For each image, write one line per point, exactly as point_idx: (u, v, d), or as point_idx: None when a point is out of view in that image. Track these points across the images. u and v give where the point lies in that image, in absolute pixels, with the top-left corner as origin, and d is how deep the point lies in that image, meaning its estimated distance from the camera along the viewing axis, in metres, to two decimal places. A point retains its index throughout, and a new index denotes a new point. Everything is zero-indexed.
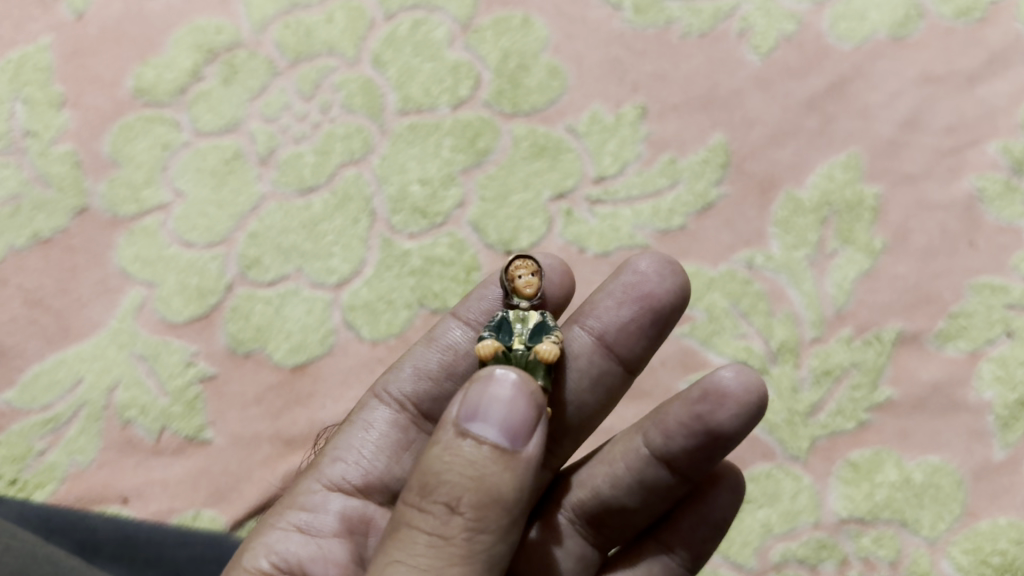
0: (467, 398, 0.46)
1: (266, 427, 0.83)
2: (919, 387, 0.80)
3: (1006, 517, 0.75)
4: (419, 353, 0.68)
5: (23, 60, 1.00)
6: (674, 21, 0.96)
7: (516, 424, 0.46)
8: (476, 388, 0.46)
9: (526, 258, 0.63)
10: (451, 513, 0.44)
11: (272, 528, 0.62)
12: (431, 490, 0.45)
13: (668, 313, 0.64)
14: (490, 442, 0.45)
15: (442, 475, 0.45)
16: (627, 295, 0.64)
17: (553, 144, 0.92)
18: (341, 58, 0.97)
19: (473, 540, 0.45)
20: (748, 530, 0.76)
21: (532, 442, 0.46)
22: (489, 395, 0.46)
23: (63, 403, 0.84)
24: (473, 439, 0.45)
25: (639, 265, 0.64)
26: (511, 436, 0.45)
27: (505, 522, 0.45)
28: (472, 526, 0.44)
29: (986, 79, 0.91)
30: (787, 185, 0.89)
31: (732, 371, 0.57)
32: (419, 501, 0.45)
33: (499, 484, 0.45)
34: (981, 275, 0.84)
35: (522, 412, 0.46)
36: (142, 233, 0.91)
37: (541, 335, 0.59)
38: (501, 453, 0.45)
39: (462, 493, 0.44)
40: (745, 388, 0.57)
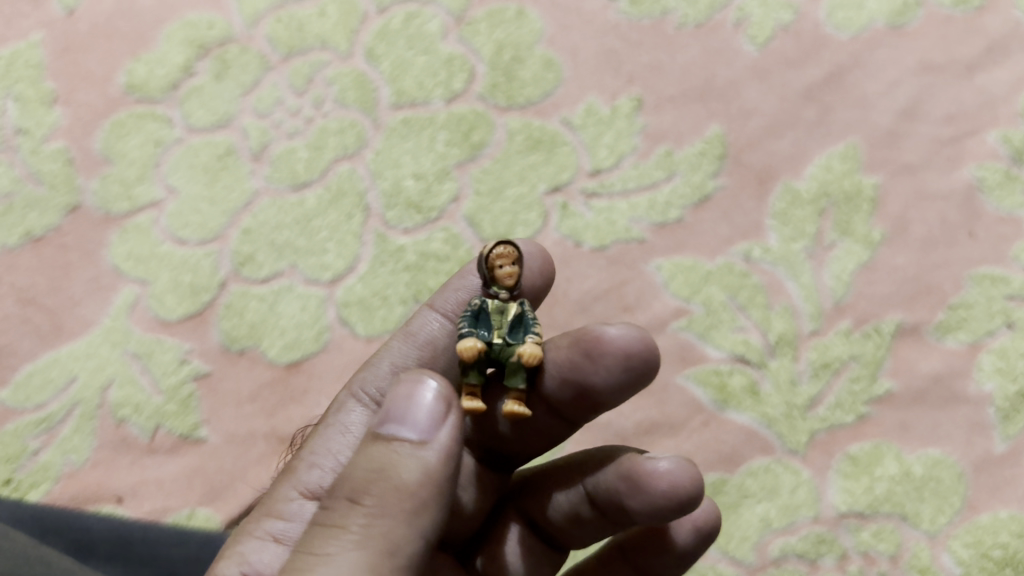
0: (382, 402, 0.46)
1: (260, 425, 0.82)
2: (918, 380, 0.79)
3: (1007, 510, 0.75)
4: (397, 349, 0.67)
5: (14, 57, 0.99)
6: (669, 11, 0.95)
7: (422, 414, 0.45)
8: (389, 391, 0.47)
9: (505, 244, 0.59)
10: (352, 503, 0.43)
11: (248, 537, 0.59)
12: (334, 486, 0.44)
13: (627, 387, 0.59)
14: (397, 434, 0.44)
15: (348, 472, 0.45)
16: (583, 360, 0.58)
17: (548, 137, 0.91)
18: (334, 52, 0.96)
19: (371, 527, 0.42)
20: (746, 525, 0.76)
21: (440, 429, 0.44)
22: (399, 392, 0.46)
23: (56, 403, 0.83)
24: (381, 436, 0.45)
25: (607, 332, 0.58)
26: (416, 425, 0.44)
27: (411, 509, 0.43)
28: (370, 511, 0.43)
29: (985, 67, 0.90)
30: (785, 176, 0.88)
31: (669, 461, 0.57)
32: (329, 499, 0.44)
33: (403, 471, 0.43)
34: (981, 266, 0.83)
35: (431, 402, 0.45)
36: (135, 230, 0.90)
37: (521, 330, 0.56)
38: (405, 443, 0.44)
39: (361, 483, 0.43)
40: (676, 481, 0.56)
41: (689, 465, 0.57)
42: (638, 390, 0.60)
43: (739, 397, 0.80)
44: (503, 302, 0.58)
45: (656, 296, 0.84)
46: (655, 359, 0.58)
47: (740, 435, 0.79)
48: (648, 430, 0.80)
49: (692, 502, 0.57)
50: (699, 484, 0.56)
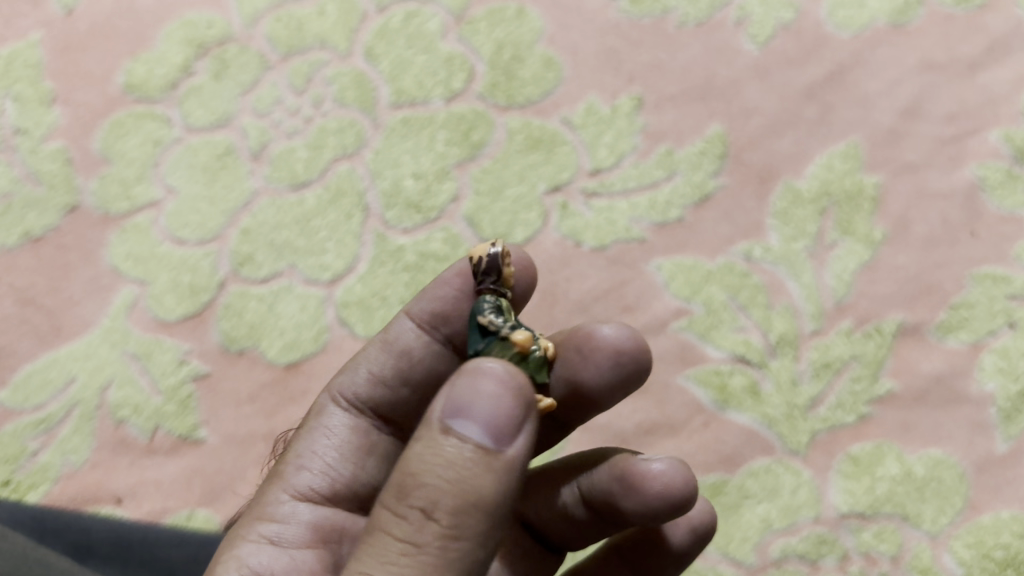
0: (455, 396, 0.43)
1: (259, 426, 0.82)
2: (920, 380, 0.79)
3: (1009, 511, 0.74)
4: (378, 352, 0.64)
5: (13, 56, 0.99)
6: (669, 10, 0.95)
7: (501, 423, 0.42)
8: (462, 383, 0.43)
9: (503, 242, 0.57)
10: (425, 518, 0.42)
11: (243, 540, 0.58)
12: (408, 494, 0.42)
13: (621, 386, 0.59)
14: (476, 445, 0.42)
15: (421, 478, 0.42)
16: (575, 357, 0.59)
17: (548, 137, 0.91)
18: (333, 51, 0.95)
19: (447, 547, 0.41)
20: (747, 526, 0.76)
21: (519, 441, 0.42)
22: (473, 391, 0.43)
23: (55, 403, 0.83)
24: (456, 441, 0.42)
25: (600, 330, 0.58)
26: (496, 436, 0.42)
27: (488, 527, 0.42)
28: (449, 532, 0.41)
29: (987, 66, 0.90)
30: (785, 175, 0.87)
31: (663, 462, 0.57)
32: (396, 505, 0.42)
33: (479, 487, 0.41)
34: (982, 266, 0.83)
35: (511, 410, 0.42)
36: (134, 231, 0.90)
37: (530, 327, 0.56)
38: (486, 456, 0.42)
39: (438, 499, 0.41)
40: (670, 482, 0.57)
41: (683, 466, 0.57)
42: (630, 390, 0.60)
43: (740, 397, 0.79)
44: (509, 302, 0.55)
45: (656, 296, 0.84)
46: (647, 358, 0.59)
47: (740, 436, 0.78)
48: (648, 430, 0.79)
49: (686, 504, 0.57)
50: (693, 485, 0.57)
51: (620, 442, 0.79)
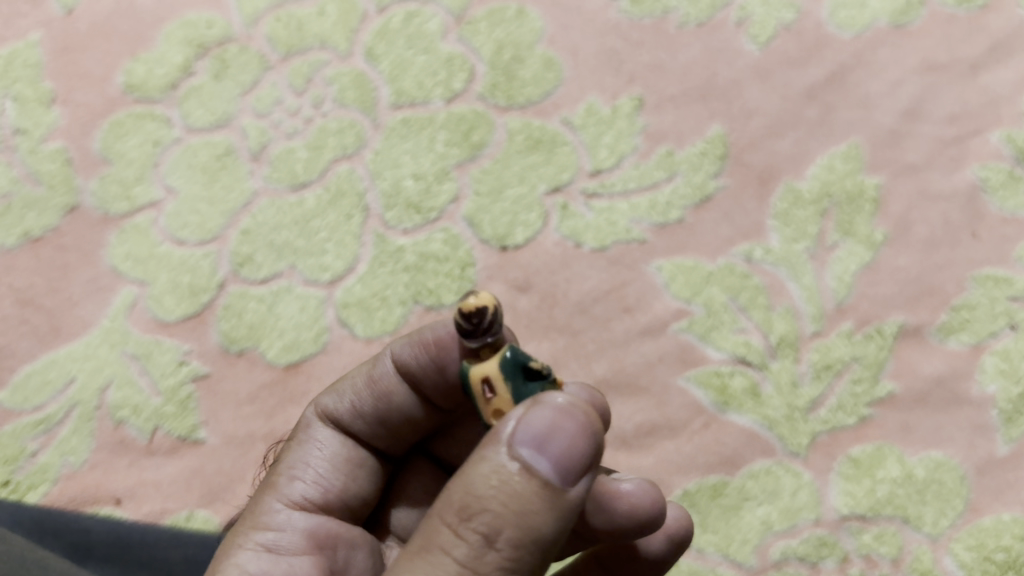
0: (532, 426, 0.43)
1: (259, 427, 0.82)
2: (921, 382, 0.79)
3: (1010, 513, 0.74)
4: (363, 375, 0.64)
5: (12, 56, 0.99)
6: (670, 10, 0.95)
7: (572, 463, 0.43)
8: (538, 415, 0.44)
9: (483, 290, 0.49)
10: (486, 546, 0.42)
11: (240, 549, 0.57)
12: (471, 517, 0.43)
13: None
14: (545, 480, 0.43)
15: (485, 502, 0.43)
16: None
17: (548, 137, 0.90)
18: (333, 52, 0.95)
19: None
20: (747, 528, 0.75)
21: (582, 483, 0.44)
22: (550, 425, 0.43)
23: (54, 404, 0.83)
24: (526, 472, 0.43)
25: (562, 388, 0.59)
26: (564, 474, 0.43)
27: (536, 560, 0.44)
28: (505, 562, 0.43)
29: (989, 66, 0.90)
30: (786, 176, 0.87)
31: (631, 482, 0.58)
32: (456, 525, 0.43)
33: (540, 524, 0.43)
34: (984, 267, 0.82)
35: (581, 452, 0.44)
36: (133, 231, 0.90)
37: None
38: (553, 494, 0.43)
39: (503, 527, 0.42)
40: (636, 502, 0.57)
41: (651, 485, 0.58)
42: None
43: (740, 399, 0.79)
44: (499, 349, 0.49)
45: (657, 297, 0.83)
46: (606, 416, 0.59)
47: (741, 437, 0.78)
48: (648, 432, 0.79)
49: (651, 523, 0.58)
50: (660, 504, 0.58)
51: (620, 443, 0.79)
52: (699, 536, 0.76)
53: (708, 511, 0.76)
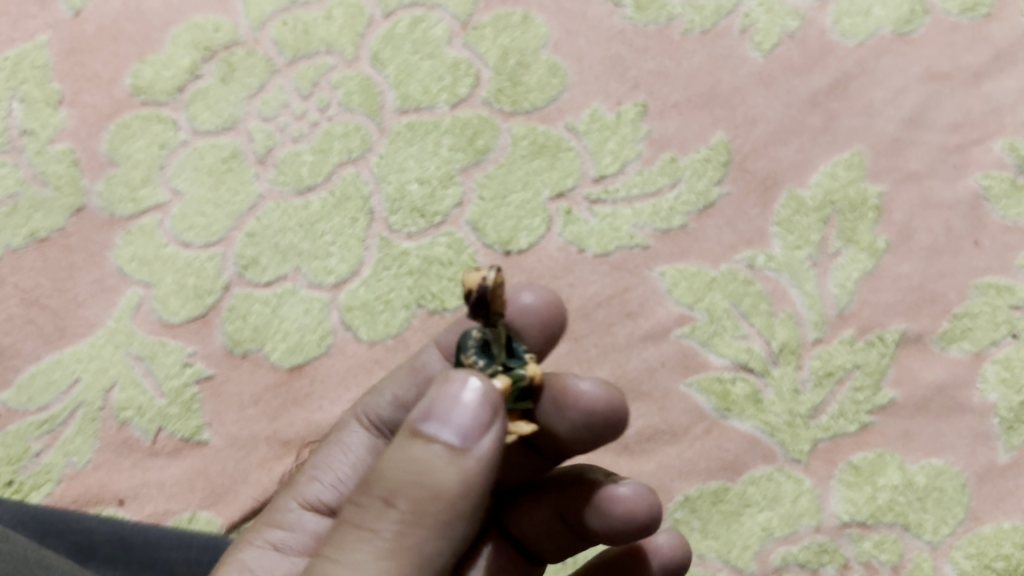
0: (428, 398, 0.46)
1: (263, 428, 0.83)
2: (922, 389, 0.79)
3: (1010, 521, 0.74)
4: (400, 381, 0.63)
5: (20, 58, 1.00)
6: (675, 17, 0.95)
7: (468, 425, 0.45)
8: (435, 389, 0.46)
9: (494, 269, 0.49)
10: (388, 507, 0.44)
11: (248, 545, 0.60)
12: (371, 483, 0.45)
13: (590, 440, 0.61)
14: (441, 442, 0.45)
15: (385, 469, 0.45)
16: (549, 408, 0.61)
17: (552, 143, 0.91)
18: (340, 56, 0.96)
19: (405, 534, 0.44)
20: (748, 534, 0.76)
21: (484, 442, 0.45)
22: (445, 394, 0.45)
23: (59, 404, 0.84)
24: (422, 438, 0.45)
25: (579, 385, 0.60)
26: (462, 435, 0.45)
27: (443, 520, 0.44)
28: (405, 521, 0.44)
29: (992, 75, 0.90)
30: (789, 184, 0.88)
31: (628, 485, 0.58)
32: (363, 493, 0.46)
33: (440, 483, 0.44)
34: (986, 276, 0.83)
35: (479, 415, 0.45)
36: (139, 233, 0.91)
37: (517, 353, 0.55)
38: (448, 453, 0.44)
39: (399, 489, 0.44)
40: (633, 506, 0.58)
41: (648, 491, 0.58)
42: (601, 443, 0.62)
43: (742, 405, 0.79)
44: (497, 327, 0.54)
45: (659, 303, 0.84)
46: (620, 418, 0.61)
47: (742, 443, 0.78)
48: (650, 437, 0.80)
49: (649, 527, 0.58)
50: (658, 511, 0.58)
51: (621, 448, 0.80)
52: (700, 541, 0.76)
53: (709, 516, 0.77)
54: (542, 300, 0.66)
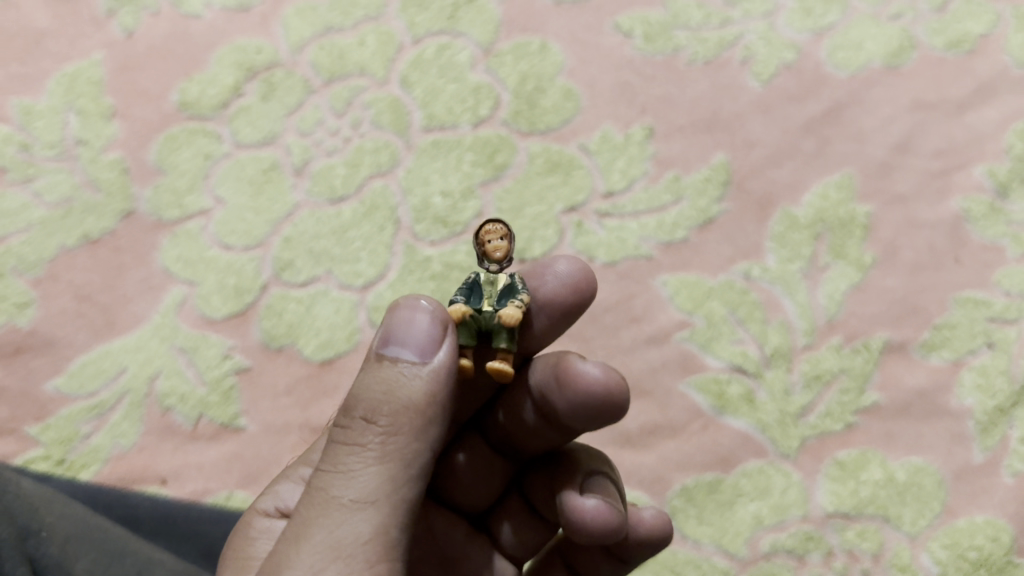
0: (384, 329, 0.54)
1: (295, 417, 0.90)
2: (903, 393, 0.85)
3: (984, 516, 0.80)
4: None
5: (77, 74, 1.08)
6: (681, 48, 1.03)
7: (425, 343, 0.53)
8: (386, 321, 0.54)
9: (497, 222, 0.64)
10: (368, 423, 0.50)
11: (285, 480, 0.68)
12: (351, 407, 0.51)
13: (590, 419, 0.63)
14: (405, 359, 0.52)
15: (360, 393, 0.52)
16: (553, 383, 0.64)
17: (566, 161, 0.99)
18: (371, 78, 1.04)
19: (387, 442, 0.50)
20: (740, 521, 0.82)
21: (440, 353, 0.53)
22: (401, 323, 0.54)
23: (107, 391, 0.91)
24: (388, 361, 0.52)
25: (579, 366, 0.62)
26: (421, 350, 0.53)
27: (420, 426, 0.51)
28: (386, 430, 0.50)
29: (974, 107, 0.98)
30: (784, 202, 0.95)
31: (594, 500, 0.62)
32: (344, 420, 0.52)
33: (409, 391, 0.51)
34: (965, 290, 0.89)
35: (428, 332, 0.54)
36: (184, 235, 0.99)
37: (508, 298, 0.61)
38: (413, 366, 0.52)
39: (376, 404, 0.51)
40: (593, 519, 0.61)
41: (609, 509, 0.62)
42: (604, 423, 0.64)
43: (736, 404, 0.86)
44: (495, 275, 0.63)
45: (662, 309, 0.91)
46: (618, 404, 0.62)
47: (736, 439, 0.85)
48: (651, 431, 0.86)
49: (609, 540, 0.62)
50: (611, 529, 0.61)
51: (624, 441, 0.86)
52: (696, 527, 0.82)
53: (704, 505, 0.83)
54: (575, 265, 0.69)
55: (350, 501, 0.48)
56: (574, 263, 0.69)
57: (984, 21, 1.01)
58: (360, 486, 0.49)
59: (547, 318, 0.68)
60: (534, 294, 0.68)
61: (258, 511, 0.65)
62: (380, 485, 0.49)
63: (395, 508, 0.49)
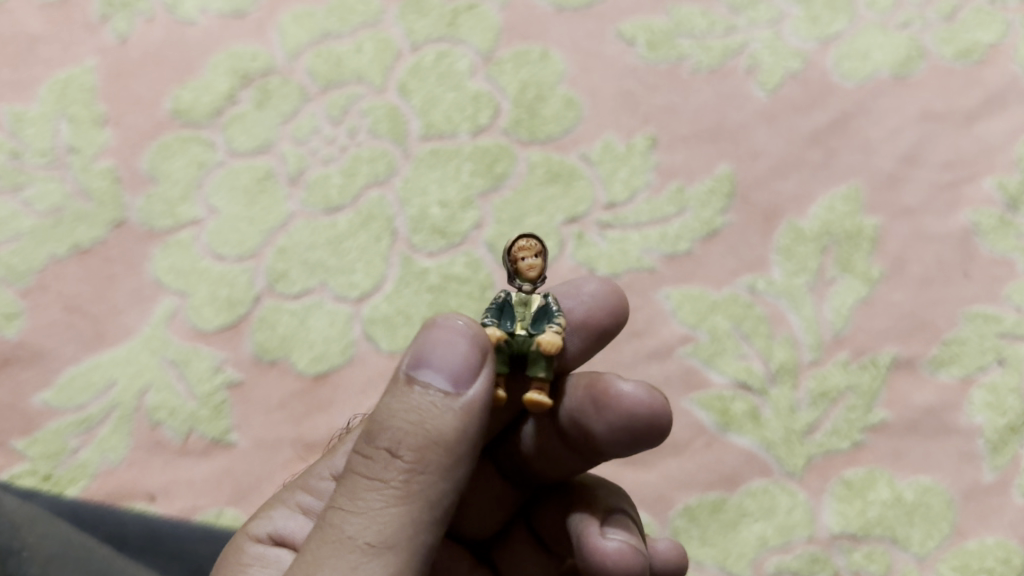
0: (416, 347, 0.51)
1: (288, 432, 0.87)
2: (911, 411, 0.83)
3: (994, 537, 0.78)
4: None
5: (69, 80, 1.06)
6: (685, 57, 1.01)
7: (461, 371, 0.50)
8: (420, 338, 0.51)
9: (531, 237, 0.61)
10: (392, 457, 0.48)
11: (281, 504, 0.66)
12: (375, 435, 0.49)
13: (627, 444, 0.62)
14: (435, 387, 0.49)
15: (386, 421, 0.49)
16: (588, 408, 0.62)
17: (566, 171, 0.97)
18: (369, 86, 1.03)
19: (411, 481, 0.48)
20: (743, 542, 0.80)
21: (475, 386, 0.50)
22: (436, 344, 0.51)
23: (96, 404, 0.88)
24: (418, 387, 0.49)
25: (619, 386, 0.61)
26: (456, 380, 0.50)
27: (447, 465, 0.49)
28: (411, 467, 0.48)
29: (983, 117, 0.96)
30: (789, 214, 0.93)
31: (616, 542, 0.59)
32: (365, 448, 0.49)
33: (439, 426, 0.48)
34: (974, 304, 0.87)
35: (465, 359, 0.50)
36: (177, 246, 0.97)
37: (543, 321, 0.59)
38: (445, 397, 0.49)
39: (402, 437, 0.48)
40: (618, 563, 0.58)
41: (633, 552, 0.58)
42: (640, 449, 0.62)
43: (741, 421, 0.84)
44: (527, 294, 0.61)
45: (664, 323, 0.89)
46: (661, 426, 0.60)
47: (740, 458, 0.83)
48: (653, 449, 0.84)
49: None
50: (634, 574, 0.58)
51: (625, 459, 0.84)
52: (698, 548, 0.80)
53: (707, 525, 0.81)
54: (605, 286, 0.69)
55: (367, 544, 0.47)
56: (606, 284, 0.69)
57: (992, 30, 1.00)
58: (378, 528, 0.47)
59: (579, 338, 0.67)
60: (568, 316, 0.67)
61: (250, 537, 0.63)
62: (398, 528, 0.47)
63: (412, 553, 0.48)
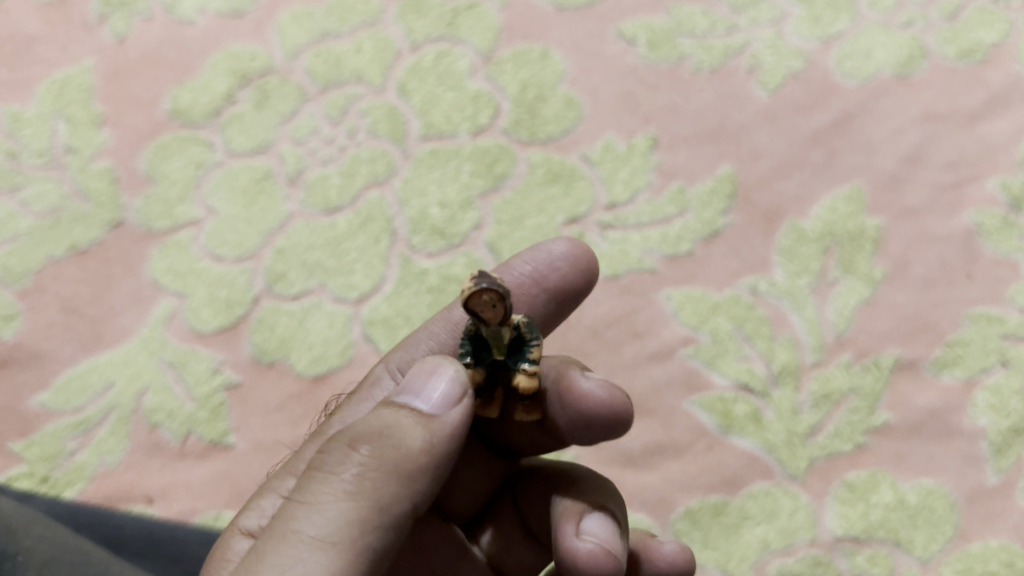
0: (404, 378, 0.53)
1: (286, 434, 0.87)
2: (914, 413, 0.83)
3: (998, 540, 0.78)
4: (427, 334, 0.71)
5: (67, 81, 1.05)
6: (686, 57, 1.01)
7: (438, 397, 0.51)
8: (411, 371, 0.53)
9: (486, 286, 0.54)
10: (350, 452, 0.47)
11: (272, 490, 0.64)
12: (340, 434, 0.49)
13: (590, 437, 0.61)
14: (411, 407, 0.50)
15: (355, 425, 0.49)
16: (552, 400, 0.61)
17: (567, 171, 0.96)
18: (368, 86, 1.02)
19: (364, 476, 0.47)
20: (746, 546, 0.79)
21: (452, 411, 0.50)
22: (422, 374, 0.52)
23: (93, 406, 0.88)
24: (394, 406, 0.51)
25: (581, 384, 0.59)
26: (432, 404, 0.50)
27: (407, 472, 0.47)
28: (368, 463, 0.47)
29: (986, 117, 0.95)
30: (791, 215, 0.92)
31: (592, 543, 0.57)
32: (328, 446, 0.49)
33: (405, 435, 0.48)
34: (978, 306, 0.87)
35: (447, 389, 0.51)
36: (175, 247, 0.96)
37: (518, 353, 0.58)
38: (416, 414, 0.50)
39: (365, 437, 0.48)
40: (591, 563, 0.57)
41: (608, 555, 0.57)
42: (603, 441, 0.62)
43: (743, 423, 0.83)
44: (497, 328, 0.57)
45: (665, 324, 0.88)
46: (621, 421, 0.60)
47: (742, 460, 0.82)
48: (654, 451, 0.83)
49: None
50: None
51: (626, 461, 0.83)
52: (700, 551, 0.80)
53: (709, 528, 0.80)
54: (573, 247, 0.70)
55: (307, 533, 0.45)
56: (575, 245, 0.71)
57: (995, 30, 0.99)
58: (323, 521, 0.45)
59: (553, 300, 0.69)
60: (544, 282, 0.69)
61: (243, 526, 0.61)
62: (343, 523, 0.45)
63: (354, 553, 0.45)
